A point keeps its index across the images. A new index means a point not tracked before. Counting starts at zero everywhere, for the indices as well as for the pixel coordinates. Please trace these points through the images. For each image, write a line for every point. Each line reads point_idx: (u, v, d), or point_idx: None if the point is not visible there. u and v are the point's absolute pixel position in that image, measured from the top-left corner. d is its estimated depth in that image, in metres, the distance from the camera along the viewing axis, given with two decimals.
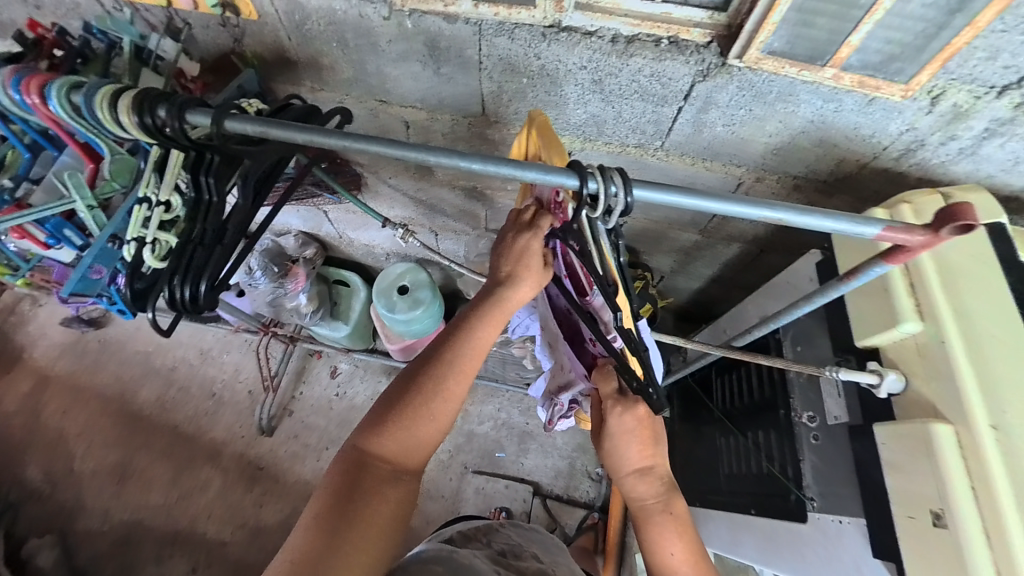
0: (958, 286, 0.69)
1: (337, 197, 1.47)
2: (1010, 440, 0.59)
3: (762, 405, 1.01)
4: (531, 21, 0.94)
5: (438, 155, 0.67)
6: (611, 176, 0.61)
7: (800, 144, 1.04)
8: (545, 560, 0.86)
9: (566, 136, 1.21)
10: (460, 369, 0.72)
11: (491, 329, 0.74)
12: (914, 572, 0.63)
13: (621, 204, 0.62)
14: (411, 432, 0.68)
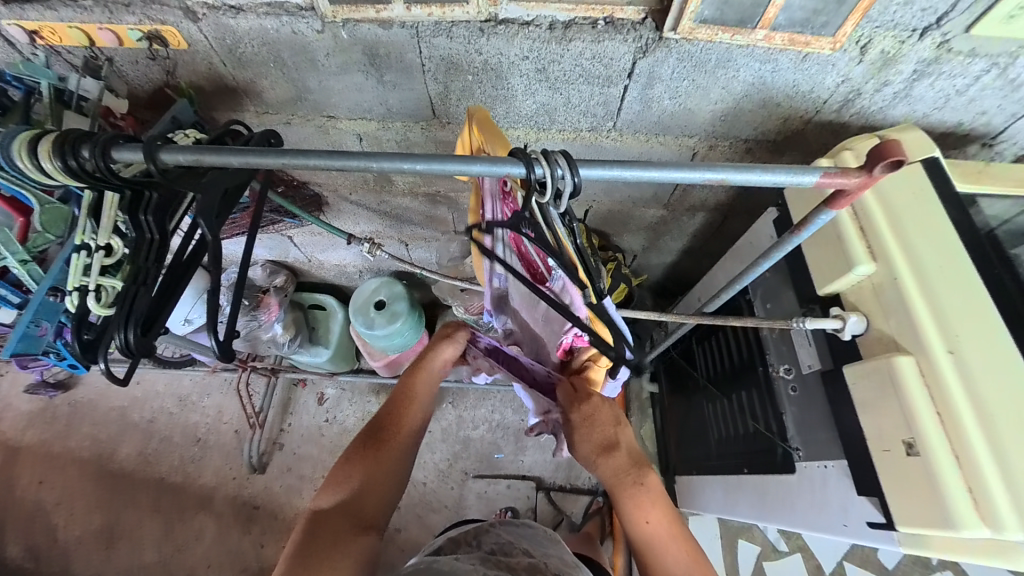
0: (902, 223, 0.70)
1: (298, 220, 1.43)
2: (965, 361, 0.59)
3: (743, 366, 1.01)
4: (466, 18, 0.92)
5: (382, 161, 0.61)
6: (555, 159, 0.56)
7: (745, 108, 1.04)
8: (536, 556, 0.81)
9: (516, 130, 1.18)
10: (403, 419, 0.76)
11: (426, 377, 0.82)
12: (895, 506, 0.61)
13: (567, 185, 0.57)
14: (362, 486, 0.68)
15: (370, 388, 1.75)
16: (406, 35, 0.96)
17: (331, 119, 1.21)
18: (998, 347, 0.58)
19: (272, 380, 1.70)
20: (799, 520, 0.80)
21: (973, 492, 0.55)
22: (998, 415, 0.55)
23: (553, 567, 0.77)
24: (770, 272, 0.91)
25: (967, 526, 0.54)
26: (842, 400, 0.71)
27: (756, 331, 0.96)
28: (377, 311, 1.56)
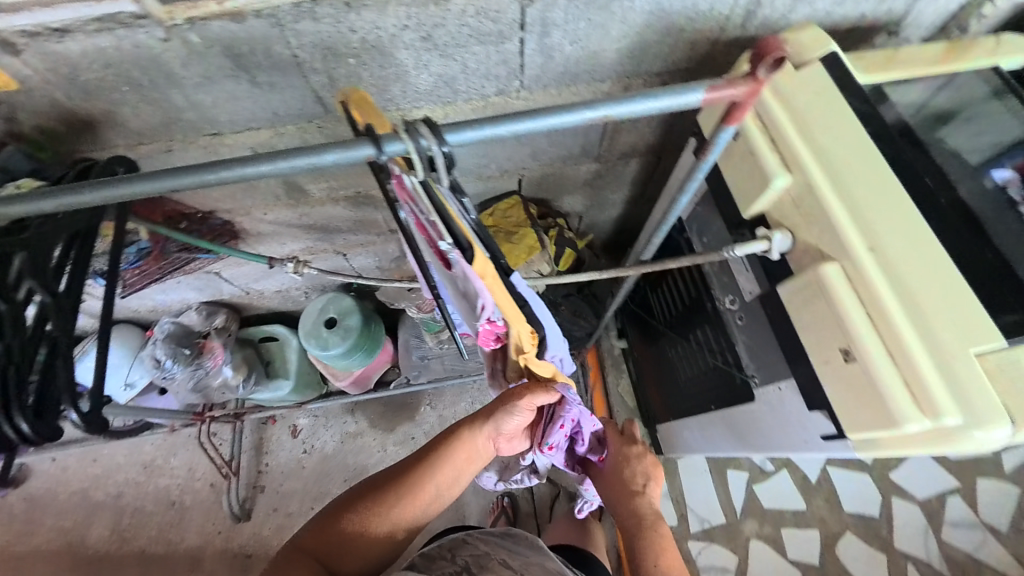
0: (811, 125, 0.67)
1: (214, 255, 1.32)
2: (886, 255, 0.58)
3: (695, 305, 1.02)
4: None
5: (252, 167, 0.59)
6: (417, 128, 0.54)
7: (648, 40, 1.00)
8: (514, 567, 0.83)
9: (422, 109, 1.09)
10: (419, 498, 0.79)
11: (457, 465, 0.81)
12: (843, 414, 0.61)
13: (435, 153, 0.52)
14: (360, 538, 0.75)
15: (345, 408, 1.69)
16: (265, 26, 0.85)
17: (214, 136, 1.06)
18: (914, 237, 0.58)
19: (237, 426, 1.63)
20: (767, 445, 0.82)
21: (911, 386, 0.54)
22: (923, 303, 0.54)
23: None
24: (701, 205, 0.89)
25: (911, 419, 0.53)
26: (783, 319, 0.70)
27: (700, 268, 0.95)
28: (329, 330, 1.49)
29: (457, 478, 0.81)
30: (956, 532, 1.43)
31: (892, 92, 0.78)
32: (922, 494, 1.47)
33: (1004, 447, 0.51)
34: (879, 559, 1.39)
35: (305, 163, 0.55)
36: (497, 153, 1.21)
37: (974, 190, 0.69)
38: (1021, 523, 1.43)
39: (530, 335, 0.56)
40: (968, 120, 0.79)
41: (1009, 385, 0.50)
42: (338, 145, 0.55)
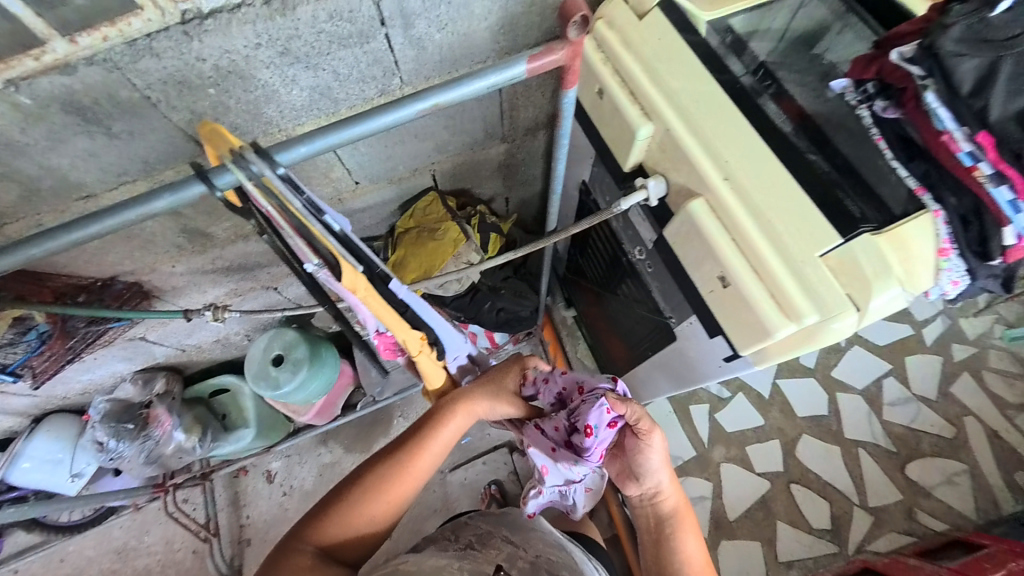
0: (660, 75, 0.72)
1: (128, 320, 1.22)
2: (738, 183, 0.63)
3: (614, 259, 1.06)
4: (162, 24, 0.75)
5: (93, 220, 0.56)
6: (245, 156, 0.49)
7: (515, 15, 0.99)
8: (516, 540, 0.86)
9: (308, 125, 1.03)
10: (412, 472, 0.74)
11: (448, 430, 0.76)
12: (734, 334, 0.67)
13: (270, 178, 0.49)
14: (356, 517, 0.71)
15: (317, 440, 1.66)
16: (100, 72, 0.78)
17: (85, 199, 0.98)
18: (759, 160, 0.62)
19: (207, 486, 1.58)
20: (696, 375, 0.88)
21: (776, 297, 0.59)
22: (773, 219, 0.60)
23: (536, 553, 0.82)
24: (596, 166, 0.92)
25: (778, 325, 0.59)
26: (674, 259, 0.76)
27: (607, 222, 0.99)
28: (277, 367, 1.44)
29: (450, 444, 0.77)
30: (895, 410, 1.58)
31: (739, 26, 0.82)
32: (860, 384, 1.62)
33: (860, 332, 0.57)
34: (834, 451, 1.54)
35: (138, 214, 0.56)
36: (401, 154, 1.19)
37: (819, 106, 0.75)
38: (946, 388, 1.60)
39: (418, 340, 0.68)
40: (813, 39, 0.84)
41: (852, 276, 0.55)
42: (168, 190, 0.56)
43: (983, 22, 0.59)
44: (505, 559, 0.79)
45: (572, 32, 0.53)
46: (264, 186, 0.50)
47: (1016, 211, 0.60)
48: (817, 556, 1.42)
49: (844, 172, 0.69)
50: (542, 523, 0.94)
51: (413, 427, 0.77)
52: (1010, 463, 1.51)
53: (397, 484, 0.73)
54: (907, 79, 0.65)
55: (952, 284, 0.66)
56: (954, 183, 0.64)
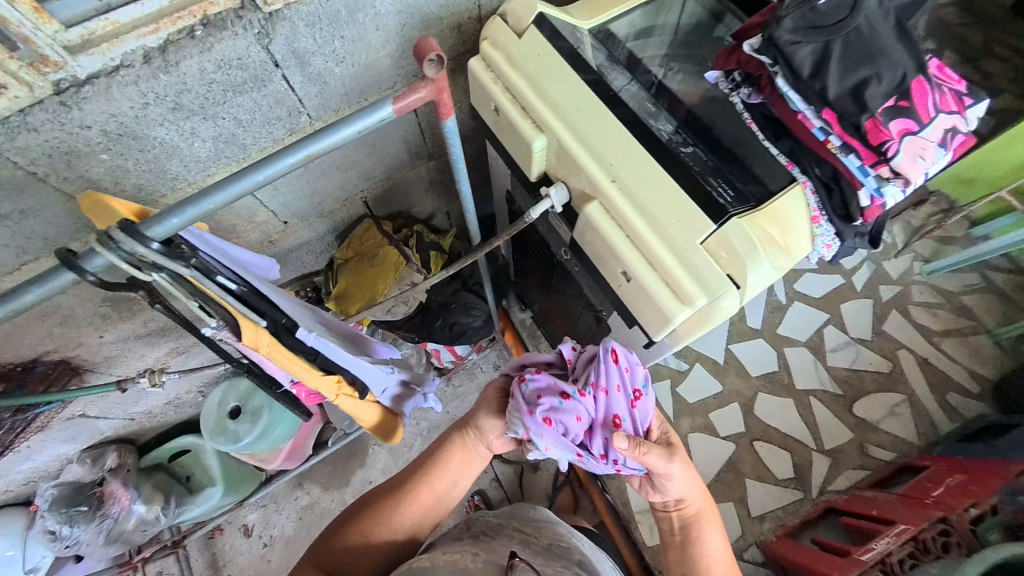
0: (545, 89, 0.75)
1: (59, 402, 1.14)
2: (626, 186, 0.68)
3: (547, 260, 1.08)
4: (32, 98, 0.69)
5: None
6: (116, 237, 0.49)
7: (416, 37, 0.96)
8: (528, 531, 0.88)
9: (219, 174, 0.97)
10: (429, 491, 0.80)
11: (463, 455, 0.82)
12: (645, 321, 0.73)
13: (145, 254, 0.49)
14: (373, 536, 0.76)
15: (291, 484, 1.62)
16: None
17: None
18: (639, 161, 0.68)
19: (181, 554, 1.52)
20: (633, 359, 0.94)
21: (671, 285, 0.66)
22: (659, 216, 0.66)
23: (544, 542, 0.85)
24: (513, 176, 0.93)
25: (676, 311, 0.66)
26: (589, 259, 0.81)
27: (532, 227, 1.01)
28: (235, 420, 1.40)
29: (463, 471, 0.82)
30: (837, 356, 1.69)
31: (621, 29, 0.86)
32: (804, 336, 1.71)
33: (745, 305, 0.65)
34: (788, 403, 1.63)
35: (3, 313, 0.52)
36: (326, 187, 1.16)
37: (697, 95, 0.79)
38: (879, 327, 1.72)
39: (335, 384, 0.81)
40: (695, 30, 0.88)
41: (729, 258, 0.63)
42: (39, 280, 0.53)
43: (814, 10, 0.65)
44: (519, 545, 0.81)
45: (428, 68, 0.58)
46: (143, 262, 0.51)
47: (865, 176, 0.68)
48: (785, 505, 1.51)
49: (723, 158, 0.73)
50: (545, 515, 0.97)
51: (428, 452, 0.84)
52: (941, 386, 1.65)
53: (411, 499, 0.78)
54: (761, 67, 0.72)
55: (826, 246, 0.73)
56: (815, 157, 0.71)
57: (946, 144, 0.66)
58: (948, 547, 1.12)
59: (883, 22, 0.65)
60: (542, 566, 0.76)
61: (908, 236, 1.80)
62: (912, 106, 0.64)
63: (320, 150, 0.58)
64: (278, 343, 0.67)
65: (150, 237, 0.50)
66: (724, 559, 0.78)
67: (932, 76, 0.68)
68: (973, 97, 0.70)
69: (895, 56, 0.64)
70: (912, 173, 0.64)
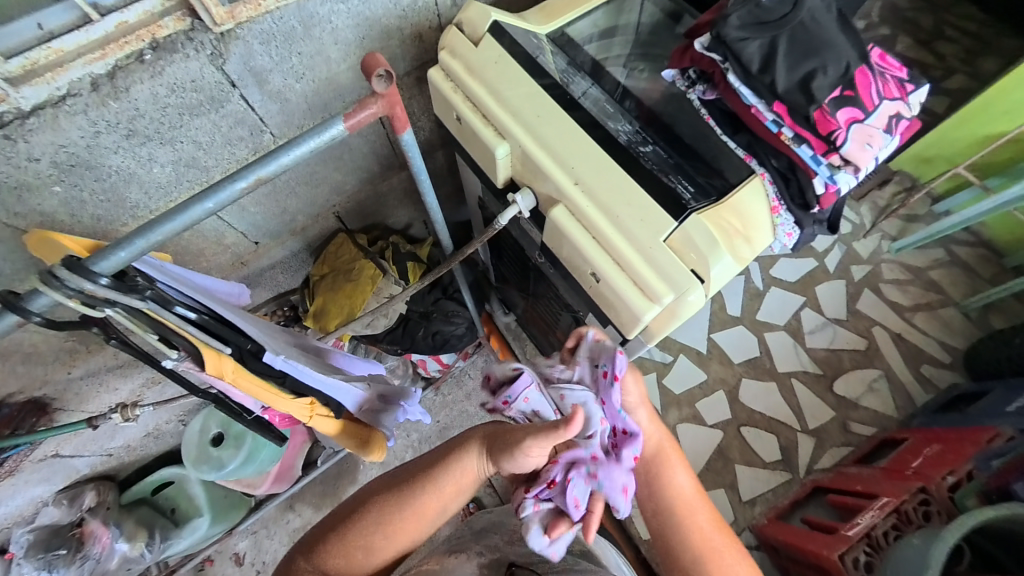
0: (504, 96, 0.76)
1: (30, 443, 1.10)
2: (588, 188, 0.69)
3: (524, 264, 1.08)
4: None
5: None
6: (58, 276, 0.46)
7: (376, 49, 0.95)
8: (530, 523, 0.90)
9: (182, 198, 0.95)
10: (405, 522, 0.62)
11: (453, 479, 0.63)
12: (618, 320, 0.74)
13: (93, 291, 0.47)
14: (335, 563, 0.62)
15: (282, 508, 1.59)
16: None
17: None
18: (600, 162, 0.69)
19: None
20: (613, 357, 0.95)
21: (638, 283, 0.67)
22: (621, 215, 0.67)
23: None
24: (482, 182, 0.92)
25: (645, 309, 0.66)
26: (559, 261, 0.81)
27: (506, 231, 1.01)
28: (218, 447, 1.37)
29: (453, 496, 0.64)
30: (815, 337, 1.73)
31: (577, 34, 0.86)
32: (782, 320, 1.75)
33: (711, 298, 0.67)
34: (771, 387, 1.67)
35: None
36: (296, 204, 1.14)
37: (655, 94, 0.80)
38: (853, 307, 1.77)
39: (306, 405, 0.79)
40: (651, 31, 0.89)
41: (693, 254, 0.64)
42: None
43: (758, 7, 0.68)
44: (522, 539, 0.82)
45: (377, 83, 0.59)
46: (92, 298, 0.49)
47: (818, 165, 0.70)
48: (774, 487, 1.54)
49: (682, 153, 0.74)
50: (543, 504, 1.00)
51: (411, 467, 0.66)
52: (915, 359, 1.70)
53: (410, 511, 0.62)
54: (713, 64, 0.73)
55: (787, 236, 0.74)
56: (771, 149, 0.72)
57: (892, 129, 0.68)
58: (929, 516, 1.15)
59: (825, 15, 0.68)
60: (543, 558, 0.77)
61: (875, 216, 1.86)
62: (857, 95, 0.67)
63: (273, 171, 0.56)
64: (244, 370, 0.66)
65: (97, 271, 0.48)
66: (695, 495, 0.66)
67: (875, 65, 0.70)
68: (914, 83, 0.73)
69: (839, 47, 0.67)
70: (861, 160, 0.66)
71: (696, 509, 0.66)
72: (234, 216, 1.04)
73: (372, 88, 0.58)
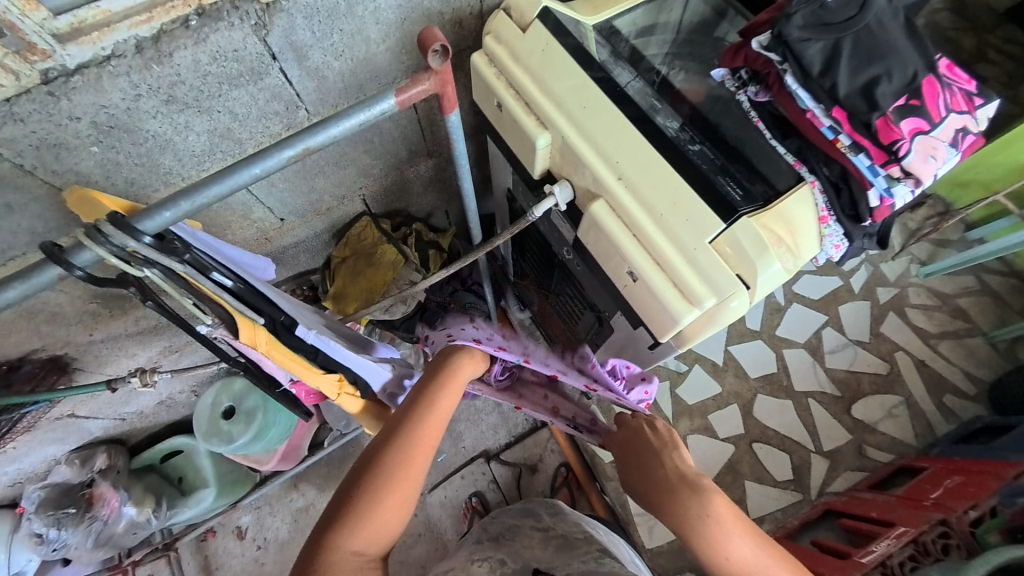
0: (549, 86, 0.74)
1: (47, 402, 1.10)
2: (631, 184, 0.68)
3: (547, 260, 1.06)
4: (18, 87, 0.66)
5: None
6: (102, 232, 0.48)
7: (417, 32, 0.92)
8: (545, 525, 0.90)
9: (214, 169, 0.93)
10: (420, 449, 0.68)
11: (448, 393, 0.74)
12: (651, 320, 0.73)
13: (135, 249, 0.49)
14: (370, 525, 0.63)
15: (286, 487, 1.59)
16: None
17: None
18: (646, 158, 0.68)
19: (172, 557, 1.49)
20: (638, 361, 0.93)
21: (678, 285, 0.66)
22: (664, 214, 0.66)
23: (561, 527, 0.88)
24: (515, 173, 0.90)
25: (684, 311, 0.66)
26: (591, 257, 0.80)
27: (533, 226, 0.99)
28: (229, 421, 1.37)
29: (450, 407, 0.73)
30: (835, 357, 1.69)
31: (621, 30, 0.84)
32: (802, 338, 1.71)
33: (754, 305, 0.65)
34: (786, 404, 1.63)
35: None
36: (323, 183, 1.11)
37: (698, 94, 0.78)
38: (877, 329, 1.72)
39: (334, 382, 0.79)
40: (700, 32, 0.86)
41: (739, 259, 0.62)
42: (17, 278, 0.51)
43: (822, 8, 0.64)
44: (540, 547, 0.82)
45: (434, 60, 0.60)
46: (134, 258, 0.51)
47: (875, 176, 0.66)
48: (784, 506, 1.51)
49: (728, 155, 0.72)
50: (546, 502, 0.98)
51: (404, 408, 0.72)
52: (938, 388, 1.65)
53: (421, 423, 0.69)
54: (769, 64, 0.70)
55: (835, 248, 0.71)
56: (823, 156, 0.69)
57: (958, 144, 0.65)
58: (947, 550, 1.11)
59: (892, 20, 0.64)
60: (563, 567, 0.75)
61: (905, 239, 1.80)
62: (923, 105, 0.63)
63: (320, 142, 0.59)
64: (277, 342, 0.67)
65: (141, 231, 0.51)
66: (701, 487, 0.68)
67: (942, 75, 0.67)
68: (984, 97, 0.70)
69: (905, 54, 0.64)
70: (923, 173, 0.63)
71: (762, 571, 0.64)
72: (263, 192, 1.02)
73: (424, 67, 0.61)
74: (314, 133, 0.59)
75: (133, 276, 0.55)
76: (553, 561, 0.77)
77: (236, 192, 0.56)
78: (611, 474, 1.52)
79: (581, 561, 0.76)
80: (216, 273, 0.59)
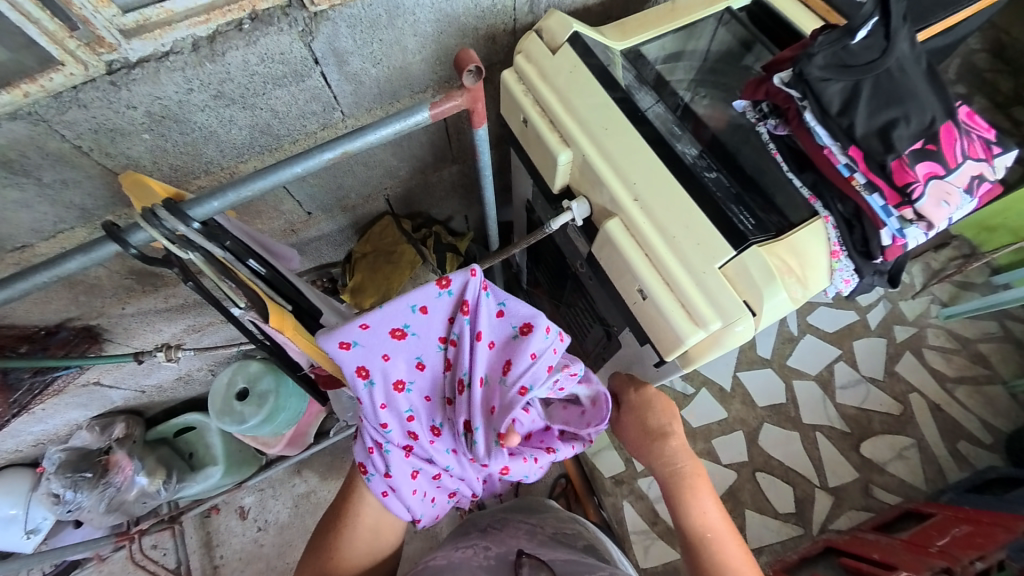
0: (574, 105, 0.78)
1: (77, 368, 1.16)
2: (646, 205, 0.70)
3: (561, 271, 1.08)
4: (85, 76, 0.71)
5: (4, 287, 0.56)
6: (159, 216, 0.54)
7: (451, 46, 0.96)
8: (532, 521, 0.93)
9: (251, 161, 0.99)
10: (363, 523, 0.81)
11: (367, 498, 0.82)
12: (655, 337, 0.75)
13: (184, 232, 0.55)
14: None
15: (289, 472, 1.65)
16: (25, 126, 0.73)
17: (19, 251, 0.90)
18: (661, 182, 0.70)
19: (176, 530, 1.55)
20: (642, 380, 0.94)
21: (686, 307, 0.68)
22: (677, 237, 0.68)
23: (549, 526, 0.91)
24: (536, 185, 0.93)
25: (689, 333, 0.67)
26: (603, 272, 0.82)
27: (550, 237, 1.01)
28: (241, 402, 1.40)
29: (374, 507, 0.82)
30: (846, 393, 1.66)
31: (647, 56, 0.86)
32: (813, 370, 1.68)
33: (759, 332, 0.67)
34: (793, 436, 1.61)
35: (49, 278, 0.56)
36: (350, 182, 1.16)
37: (721, 122, 0.80)
38: (892, 367, 1.68)
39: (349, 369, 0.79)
40: (725, 62, 0.88)
41: (745, 285, 0.64)
42: (78, 251, 0.56)
43: (846, 49, 0.65)
44: (526, 537, 0.84)
45: (467, 79, 0.63)
46: (181, 241, 0.56)
47: (888, 216, 0.66)
48: (784, 539, 1.49)
49: (746, 185, 0.73)
50: (543, 503, 1.02)
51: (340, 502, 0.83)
52: (952, 433, 1.60)
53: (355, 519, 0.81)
54: (790, 100, 0.70)
55: (844, 282, 0.71)
56: (838, 192, 0.70)
57: (972, 190, 0.65)
58: None
59: (915, 66, 0.65)
60: (548, 555, 0.77)
61: (926, 278, 1.77)
62: (939, 150, 0.64)
63: (356, 147, 0.63)
64: (300, 326, 0.69)
65: (191, 216, 0.56)
66: (695, 471, 0.81)
67: (961, 122, 0.67)
68: (1002, 146, 0.69)
69: (924, 99, 0.64)
70: (936, 217, 0.63)
71: (720, 537, 0.76)
72: (295, 188, 1.08)
73: (458, 84, 0.64)
74: (352, 138, 0.63)
75: (178, 257, 0.59)
76: (537, 550, 0.79)
77: (276, 188, 0.60)
78: (609, 489, 1.52)
79: (565, 552, 0.79)
80: (253, 261, 0.63)
